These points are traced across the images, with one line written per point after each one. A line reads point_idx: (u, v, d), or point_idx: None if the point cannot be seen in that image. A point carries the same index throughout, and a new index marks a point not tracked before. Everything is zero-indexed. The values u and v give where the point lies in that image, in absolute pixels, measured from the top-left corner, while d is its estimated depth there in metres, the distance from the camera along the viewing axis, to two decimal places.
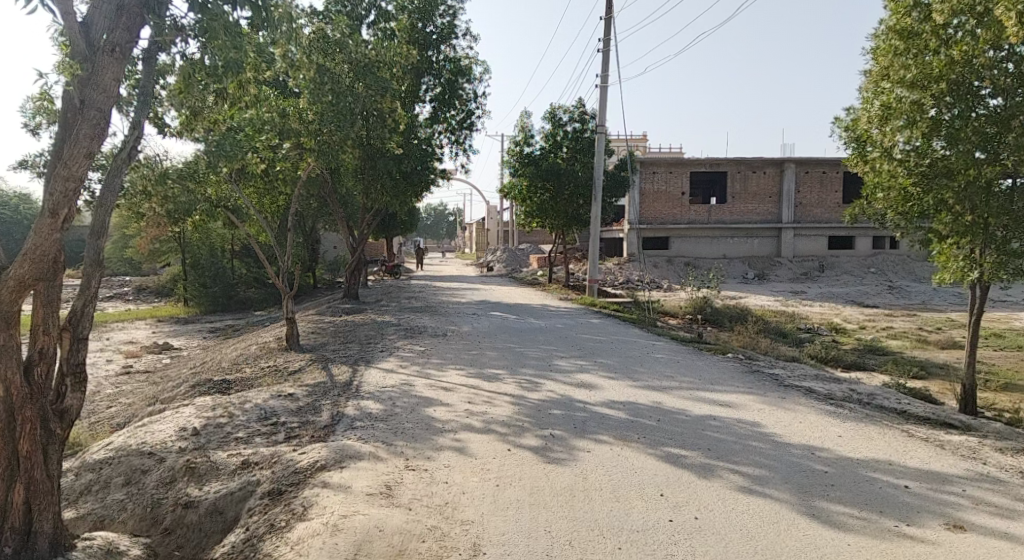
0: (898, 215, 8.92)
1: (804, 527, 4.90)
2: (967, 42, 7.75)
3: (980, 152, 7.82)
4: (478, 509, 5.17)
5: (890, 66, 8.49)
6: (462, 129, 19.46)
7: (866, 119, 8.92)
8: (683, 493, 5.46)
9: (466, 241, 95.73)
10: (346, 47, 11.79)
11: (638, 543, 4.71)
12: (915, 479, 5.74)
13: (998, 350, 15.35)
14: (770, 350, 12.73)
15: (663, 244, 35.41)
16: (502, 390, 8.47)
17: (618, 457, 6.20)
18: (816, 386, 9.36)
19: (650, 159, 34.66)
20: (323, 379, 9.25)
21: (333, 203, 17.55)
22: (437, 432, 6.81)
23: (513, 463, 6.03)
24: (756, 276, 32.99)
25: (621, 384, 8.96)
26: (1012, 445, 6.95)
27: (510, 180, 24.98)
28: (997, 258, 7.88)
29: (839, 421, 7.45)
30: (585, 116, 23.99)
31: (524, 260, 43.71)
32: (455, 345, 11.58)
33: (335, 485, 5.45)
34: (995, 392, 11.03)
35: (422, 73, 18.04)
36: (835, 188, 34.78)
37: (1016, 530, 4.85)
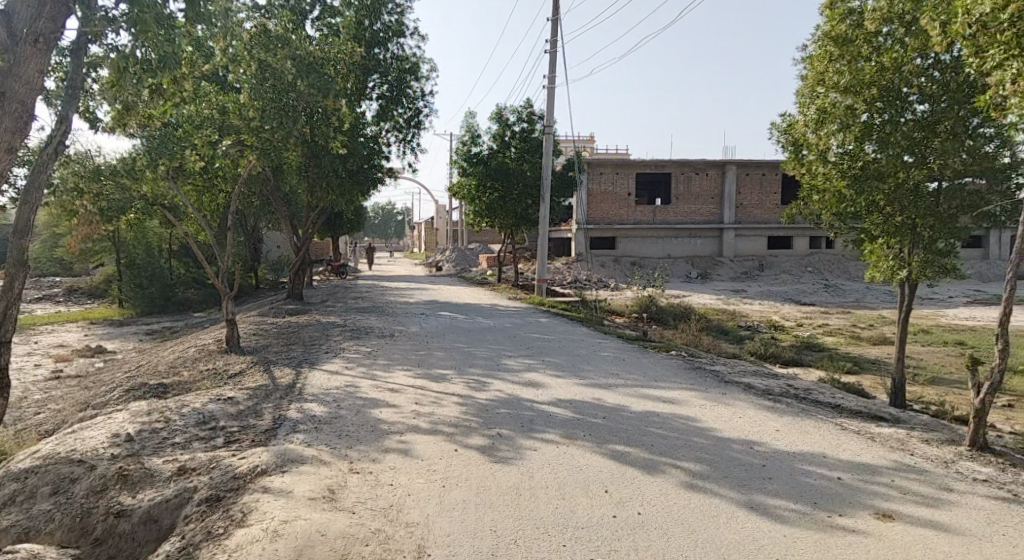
0: (833, 216, 9.23)
1: (743, 520, 5.03)
2: (896, 49, 8.06)
3: (908, 156, 8.20)
4: (423, 510, 5.13)
5: (825, 71, 8.72)
6: (410, 128, 19.29)
7: (803, 123, 9.17)
8: (627, 489, 5.53)
9: (415, 240, 95.05)
10: (289, 42, 10.97)
11: (582, 540, 4.74)
12: (847, 471, 5.96)
13: (925, 345, 16.08)
14: (712, 348, 13.04)
15: (610, 244, 35.82)
16: (449, 390, 8.42)
17: (564, 455, 6.24)
18: (755, 382, 9.61)
19: (597, 160, 35.04)
20: (265, 382, 9.02)
21: (276, 201, 17.18)
22: (382, 434, 6.72)
23: (460, 463, 6.01)
24: (699, 275, 33.73)
25: (568, 383, 9.02)
26: (937, 436, 7.29)
27: (458, 179, 24.90)
28: (924, 257, 8.25)
29: (777, 416, 7.66)
30: (533, 117, 24.07)
31: (473, 259, 43.65)
32: (402, 345, 11.47)
33: (275, 490, 5.32)
34: (923, 386, 11.55)
35: (369, 70, 17.78)
36: (774, 189, 35.84)
37: (940, 519, 5.07)
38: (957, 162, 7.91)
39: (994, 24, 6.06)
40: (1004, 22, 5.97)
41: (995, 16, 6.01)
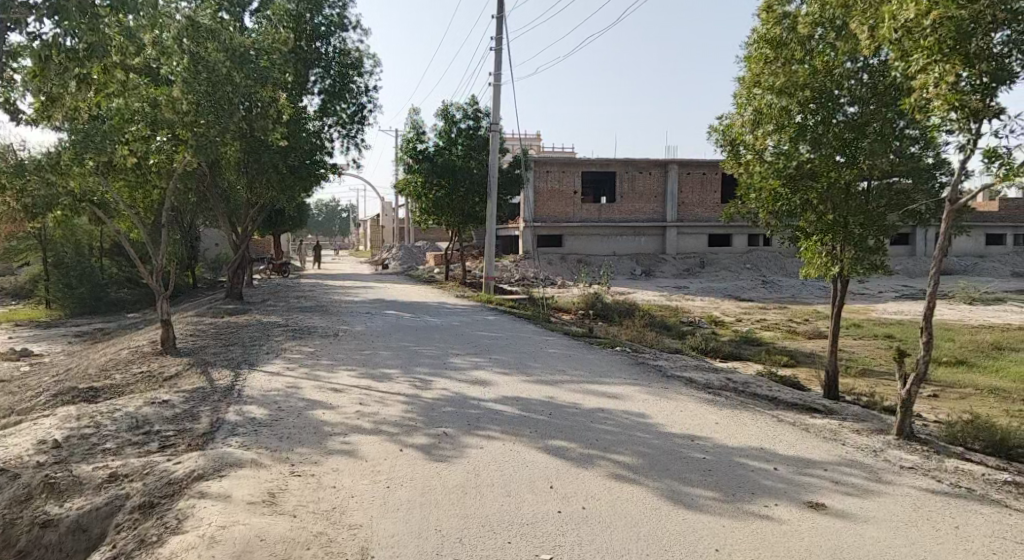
0: (770, 214, 9.52)
1: (684, 512, 5.13)
2: (827, 52, 8.34)
3: (840, 156, 8.48)
4: (367, 512, 5.05)
5: (761, 73, 8.97)
6: (354, 123, 19.01)
7: (740, 123, 9.42)
8: (571, 484, 5.57)
9: (360, 238, 93.85)
10: (219, 35, 10.93)
11: (527, 536, 4.76)
12: (782, 462, 6.16)
13: (857, 338, 16.73)
14: (655, 343, 13.28)
15: (557, 242, 36.05)
16: (394, 389, 8.32)
17: (510, 452, 6.24)
18: (695, 376, 9.84)
19: (543, 158, 35.23)
20: (202, 384, 8.74)
21: (213, 197, 16.67)
22: (324, 436, 6.59)
23: (405, 463, 5.94)
24: (643, 272, 34.27)
25: (514, 380, 9.04)
26: (867, 426, 7.60)
27: (404, 176, 24.66)
28: (856, 254, 8.59)
29: (716, 409, 7.86)
30: (479, 114, 24.03)
31: (419, 257, 43.35)
32: (347, 345, 11.30)
33: (213, 494, 5.16)
34: (854, 377, 12.03)
35: (310, 64, 17.43)
36: (714, 189, 36.73)
37: (869, 508, 5.28)
38: (885, 163, 8.30)
39: (918, 30, 6.32)
40: (927, 28, 6.23)
41: (919, 22, 6.28)
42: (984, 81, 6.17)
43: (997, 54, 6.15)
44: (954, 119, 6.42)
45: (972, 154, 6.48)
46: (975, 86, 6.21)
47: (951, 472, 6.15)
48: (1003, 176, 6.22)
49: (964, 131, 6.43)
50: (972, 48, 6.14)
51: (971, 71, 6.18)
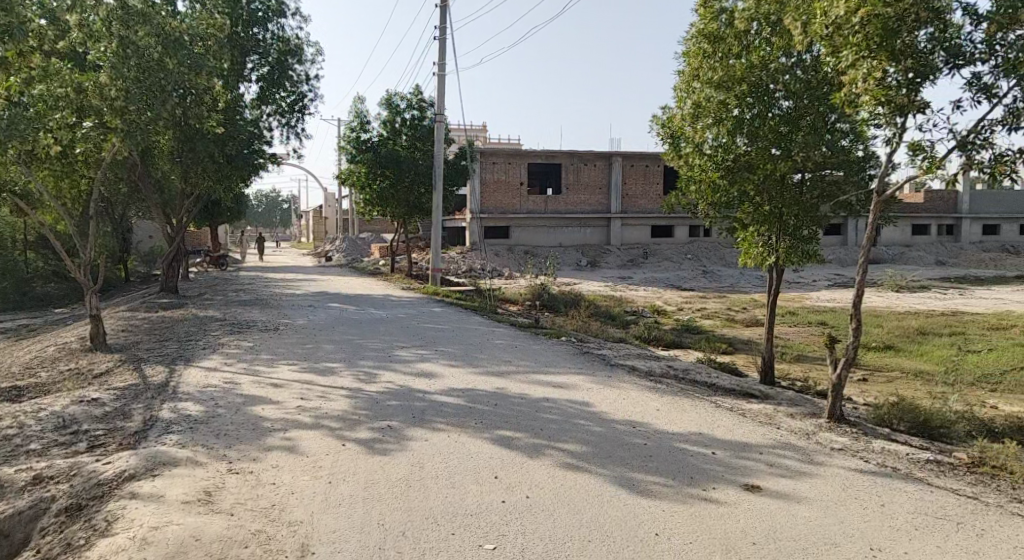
0: (709, 205, 9.75)
1: (624, 497, 5.21)
2: (763, 47, 8.56)
3: (776, 149, 8.73)
4: (307, 508, 4.96)
5: (700, 67, 9.16)
6: (294, 112, 18.57)
7: (680, 116, 9.59)
8: (516, 474, 5.60)
9: (303, 230, 92.02)
10: (151, 18, 10.34)
11: (470, 526, 4.75)
12: (721, 447, 6.32)
13: (792, 326, 17.31)
14: (600, 333, 13.45)
15: (503, 233, 36.05)
16: (337, 383, 8.18)
17: (454, 444, 6.22)
18: (638, 364, 10.01)
19: (490, 149, 35.16)
20: (135, 381, 8.41)
21: (146, 187, 16.05)
22: (264, 432, 6.43)
23: (347, 458, 5.85)
24: (589, 263, 34.60)
25: (460, 372, 9.00)
26: (801, 410, 7.88)
27: (347, 167, 24.23)
28: (790, 244, 8.91)
29: (657, 396, 8.02)
30: (423, 104, 23.79)
31: (364, 249, 42.77)
32: (288, 339, 11.05)
33: (145, 495, 4.97)
34: (790, 363, 12.44)
35: (247, 51, 16.93)
36: (657, 181, 37.43)
37: (803, 489, 5.45)
38: (817, 154, 8.52)
39: (847, 26, 6.57)
40: (856, 25, 6.48)
41: (848, 19, 6.53)
42: (910, 77, 6.39)
43: (923, 51, 6.35)
44: (881, 113, 6.67)
45: (898, 147, 6.73)
46: (902, 81, 6.43)
47: (878, 452, 6.43)
48: (926, 169, 6.50)
49: (890, 124, 6.66)
50: (898, 44, 6.34)
51: (898, 67, 6.40)
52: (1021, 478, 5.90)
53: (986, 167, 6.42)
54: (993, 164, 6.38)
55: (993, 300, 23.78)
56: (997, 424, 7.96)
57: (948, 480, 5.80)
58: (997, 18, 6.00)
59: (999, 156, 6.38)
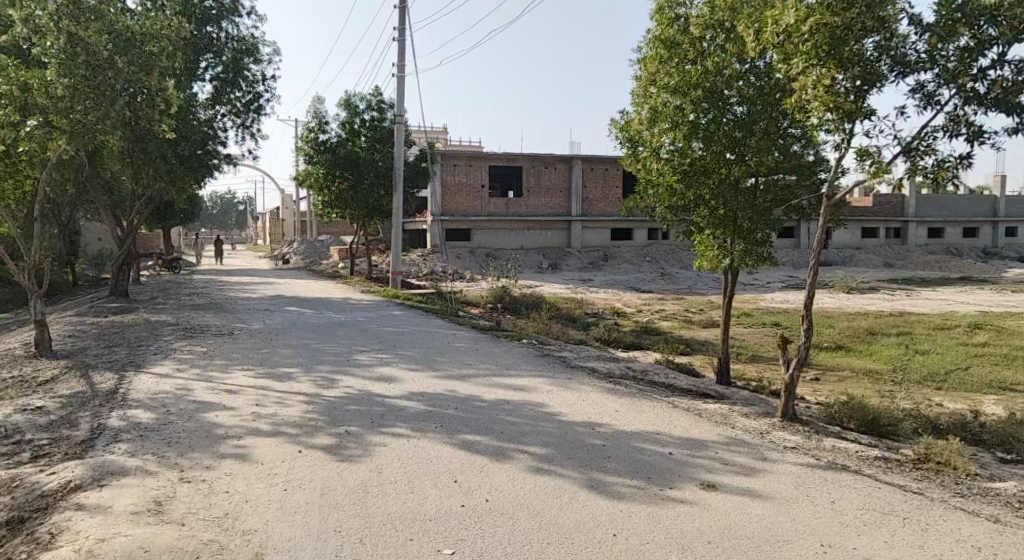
0: (666, 209, 9.91)
1: (583, 499, 5.24)
2: (718, 53, 8.72)
3: (730, 154, 8.92)
4: (262, 517, 4.87)
5: (656, 72, 9.23)
6: (249, 112, 18.24)
7: (637, 121, 9.70)
8: (476, 477, 5.59)
9: (259, 231, 90.35)
10: (104, 15, 10.01)
11: (429, 531, 4.72)
12: (677, 446, 6.41)
13: (747, 327, 17.67)
14: (561, 335, 13.53)
15: (464, 236, 35.97)
16: (295, 389, 8.06)
17: (414, 448, 6.18)
18: (598, 366, 10.10)
19: (451, 152, 35.05)
20: (82, 388, 8.14)
21: (94, 188, 15.57)
22: (217, 440, 6.29)
23: (304, 465, 5.77)
24: (550, 266, 34.78)
25: (421, 375, 8.95)
26: (754, 410, 8.05)
27: (305, 168, 23.90)
28: (745, 247, 9.11)
29: (616, 398, 8.10)
30: (383, 106, 23.60)
31: (322, 253, 42.21)
32: (244, 343, 10.84)
33: (91, 506, 4.82)
34: (745, 363, 12.71)
35: (200, 50, 16.58)
36: (616, 184, 37.85)
37: (757, 487, 5.56)
38: (770, 160, 8.72)
39: (797, 35, 6.75)
40: (805, 33, 6.66)
41: (798, 27, 6.71)
42: (857, 84, 6.59)
43: (870, 59, 6.54)
44: (830, 120, 6.85)
45: (847, 152, 6.94)
46: (850, 88, 6.63)
47: (828, 449, 6.61)
48: (874, 174, 6.71)
49: (839, 130, 6.86)
50: (846, 53, 6.53)
51: (846, 74, 6.59)
52: (963, 473, 6.14)
53: (929, 173, 6.67)
54: (936, 169, 6.62)
55: (938, 301, 24.65)
56: (940, 420, 8.26)
57: (895, 476, 5.99)
58: (937, 29, 6.24)
59: (941, 163, 6.61)
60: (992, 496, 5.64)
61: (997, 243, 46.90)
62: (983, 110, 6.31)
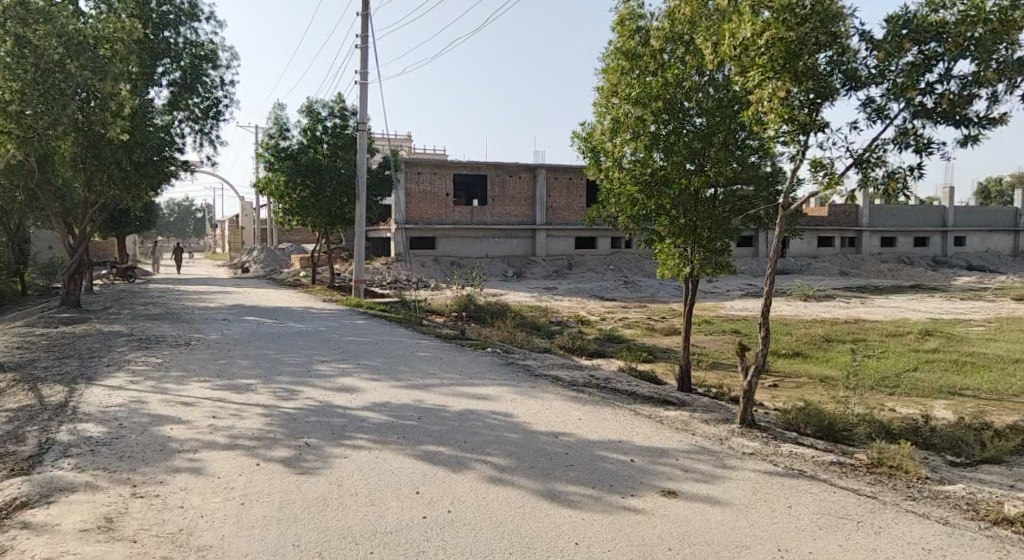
0: (628, 218, 10.00)
1: (544, 508, 5.26)
2: (677, 65, 8.85)
3: (691, 164, 9.06)
4: (218, 532, 4.76)
5: (618, 83, 9.38)
6: (208, 118, 17.94)
7: (600, 131, 9.81)
8: (438, 488, 5.55)
9: (219, 240, 88.58)
10: (53, 18, 9.74)
11: (390, 544, 4.67)
12: (639, 454, 6.47)
13: (708, 334, 17.96)
14: (525, 343, 13.55)
15: (429, 244, 35.81)
16: (253, 401, 7.90)
17: (375, 460, 6.12)
18: (562, 374, 10.14)
19: (415, 160, 34.89)
20: (29, 403, 7.85)
21: (45, 195, 15.11)
22: (171, 453, 6.14)
23: (262, 478, 5.66)
24: (515, 274, 34.84)
25: (383, 385, 8.86)
26: (715, 416, 8.17)
27: (265, 175, 23.55)
28: (704, 255, 9.26)
29: (579, 406, 8.14)
30: (345, 113, 23.42)
31: (284, 261, 41.59)
32: (201, 354, 10.59)
33: (37, 525, 4.67)
34: (706, 370, 12.91)
35: (157, 54, 16.24)
36: (580, 193, 38.16)
37: (716, 494, 5.64)
38: (728, 170, 8.92)
39: (753, 48, 6.91)
40: (761, 47, 6.83)
41: (754, 41, 6.88)
42: (811, 97, 6.76)
43: (824, 73, 6.72)
44: (786, 132, 7.00)
45: (802, 164, 7.11)
46: (805, 101, 6.79)
47: (786, 455, 6.74)
48: (827, 185, 6.89)
49: (794, 142, 7.02)
50: (800, 66, 6.70)
51: (800, 88, 6.74)
52: (915, 476, 6.31)
53: (880, 184, 6.87)
54: (887, 180, 6.82)
55: (891, 308, 25.37)
56: (893, 425, 8.49)
57: (850, 480, 6.13)
58: (886, 45, 6.44)
59: (891, 174, 6.82)
60: (941, 498, 5.81)
61: (947, 252, 48.50)
62: (931, 123, 6.53)
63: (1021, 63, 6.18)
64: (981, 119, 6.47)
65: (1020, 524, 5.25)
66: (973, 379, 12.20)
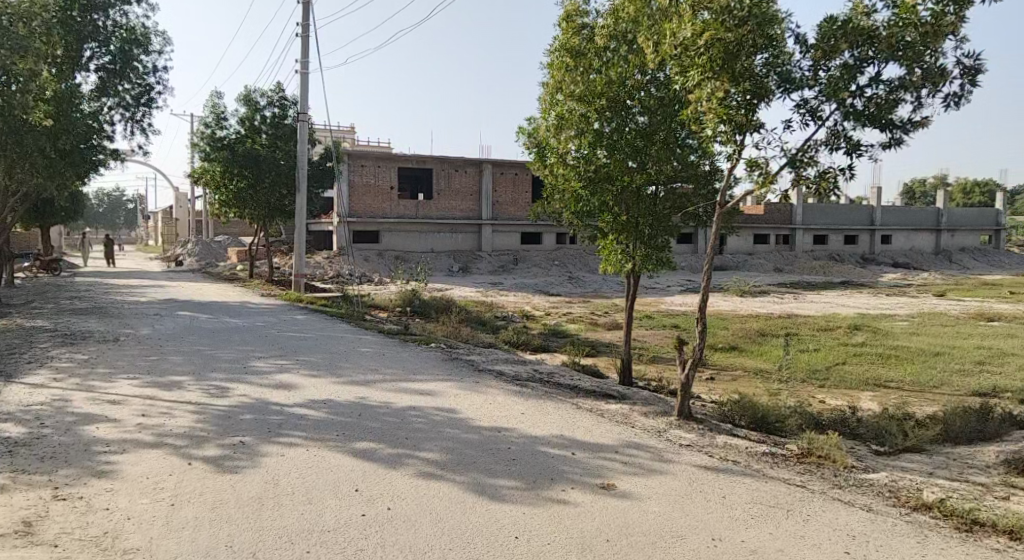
0: (573, 214, 10.07)
1: (485, 503, 5.25)
2: (620, 63, 8.93)
3: (633, 162, 9.18)
4: (146, 534, 4.59)
5: (563, 80, 9.41)
6: (140, 106, 17.26)
7: (545, 127, 9.84)
8: (378, 485, 5.49)
9: (151, 232, 85.32)
10: None
11: (327, 542, 4.59)
12: (580, 448, 6.53)
13: (648, 328, 18.33)
14: (468, 337, 13.54)
15: (373, 238, 35.34)
16: (185, 398, 7.65)
17: (312, 458, 6.01)
18: (505, 368, 10.17)
19: (359, 152, 34.37)
20: None
21: None
22: (95, 454, 5.88)
23: (194, 477, 5.48)
24: (460, 270, 34.73)
25: (323, 382, 8.71)
26: (654, 409, 8.33)
27: (201, 165, 22.78)
28: (645, 252, 9.43)
29: (521, 400, 8.17)
30: (285, 102, 22.87)
31: (220, 254, 40.34)
32: (131, 351, 10.19)
33: None
34: (647, 364, 13.17)
35: (84, 38, 15.51)
36: (525, 189, 38.29)
37: (652, 486, 5.74)
38: (668, 168, 9.09)
39: (693, 48, 7.03)
40: (701, 47, 6.96)
41: (694, 41, 7.00)
42: (748, 98, 6.90)
43: (760, 74, 6.89)
44: (723, 131, 7.14)
45: (738, 163, 7.28)
46: (742, 102, 6.93)
47: (722, 447, 6.92)
48: (762, 183, 7.08)
49: (731, 142, 7.17)
50: (738, 67, 6.86)
51: (737, 88, 6.89)
52: (841, 466, 6.57)
53: (813, 183, 7.09)
54: (819, 180, 7.05)
55: (822, 304, 26.37)
56: (822, 416, 8.82)
57: (780, 470, 6.34)
58: (821, 47, 6.64)
59: (823, 173, 7.06)
60: (866, 486, 6.07)
61: (874, 249, 50.62)
62: (860, 126, 6.78)
63: (942, 71, 6.49)
64: (906, 123, 6.76)
65: (937, 509, 5.52)
66: (897, 371, 12.78)
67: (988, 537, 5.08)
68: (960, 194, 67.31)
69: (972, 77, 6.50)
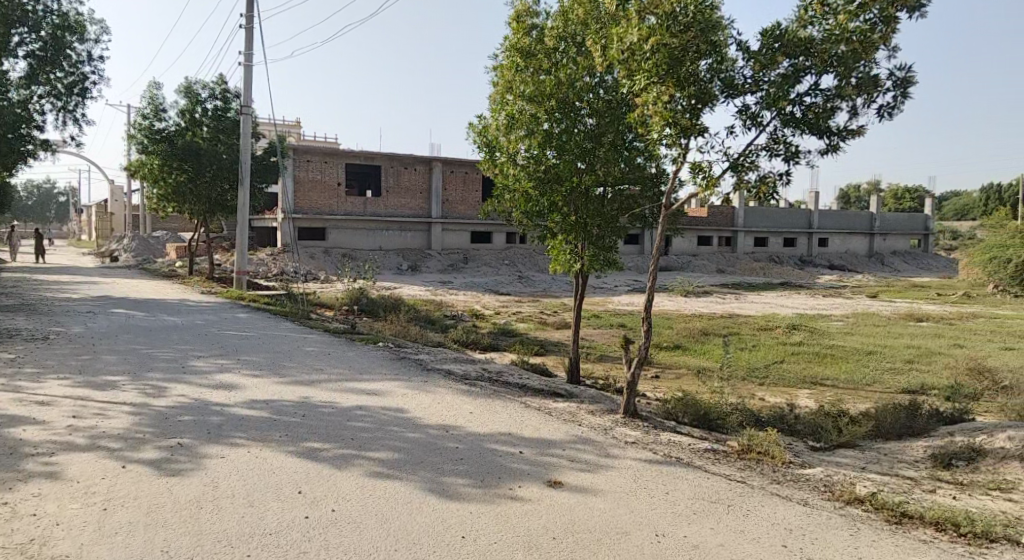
0: (522, 213, 10.08)
1: (432, 503, 5.21)
2: (569, 65, 9.00)
3: (581, 163, 9.27)
4: (76, 540, 4.40)
5: (513, 80, 9.42)
6: (72, 96, 16.56)
7: (494, 127, 9.81)
8: (322, 486, 5.39)
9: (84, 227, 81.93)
10: None
11: (268, 546, 4.49)
12: (528, 446, 6.55)
13: (596, 327, 18.55)
14: (415, 336, 13.46)
15: (319, 235, 34.71)
16: (119, 399, 7.35)
17: (254, 459, 5.86)
18: (453, 368, 10.12)
19: (305, 147, 33.68)
20: None
21: None
22: (22, 457, 5.61)
23: (129, 481, 5.28)
24: (409, 268, 34.44)
25: (266, 382, 8.51)
26: (600, 408, 8.42)
27: (138, 157, 21.96)
28: (592, 252, 9.55)
29: (470, 399, 8.15)
30: (228, 95, 22.28)
31: (157, 250, 39.02)
32: (61, 349, 9.75)
33: None
34: (594, 363, 13.33)
35: (13, 22, 14.79)
36: (475, 188, 38.22)
37: (598, 483, 5.79)
38: (616, 170, 9.22)
39: (640, 53, 7.15)
40: (647, 51, 7.08)
41: (641, 46, 7.12)
42: (692, 103, 7.06)
43: (704, 80, 7.03)
44: (669, 135, 7.28)
45: (683, 166, 7.43)
46: (686, 106, 7.07)
47: (666, 444, 7.05)
48: (705, 186, 7.24)
49: (676, 145, 7.32)
50: (682, 73, 7.01)
51: (682, 93, 7.04)
52: (779, 461, 6.76)
53: (753, 187, 7.30)
54: (759, 184, 7.27)
55: (762, 304, 27.15)
56: (762, 414, 9.08)
57: (721, 466, 6.50)
58: (760, 57, 6.84)
59: (762, 179, 7.28)
60: (802, 481, 6.28)
61: (812, 252, 52.36)
62: (799, 133, 7.00)
63: (875, 81, 6.74)
64: (841, 131, 7.01)
65: (868, 503, 5.75)
66: (833, 369, 13.27)
67: (916, 529, 5.31)
68: (891, 200, 70.28)
69: (903, 88, 6.78)
